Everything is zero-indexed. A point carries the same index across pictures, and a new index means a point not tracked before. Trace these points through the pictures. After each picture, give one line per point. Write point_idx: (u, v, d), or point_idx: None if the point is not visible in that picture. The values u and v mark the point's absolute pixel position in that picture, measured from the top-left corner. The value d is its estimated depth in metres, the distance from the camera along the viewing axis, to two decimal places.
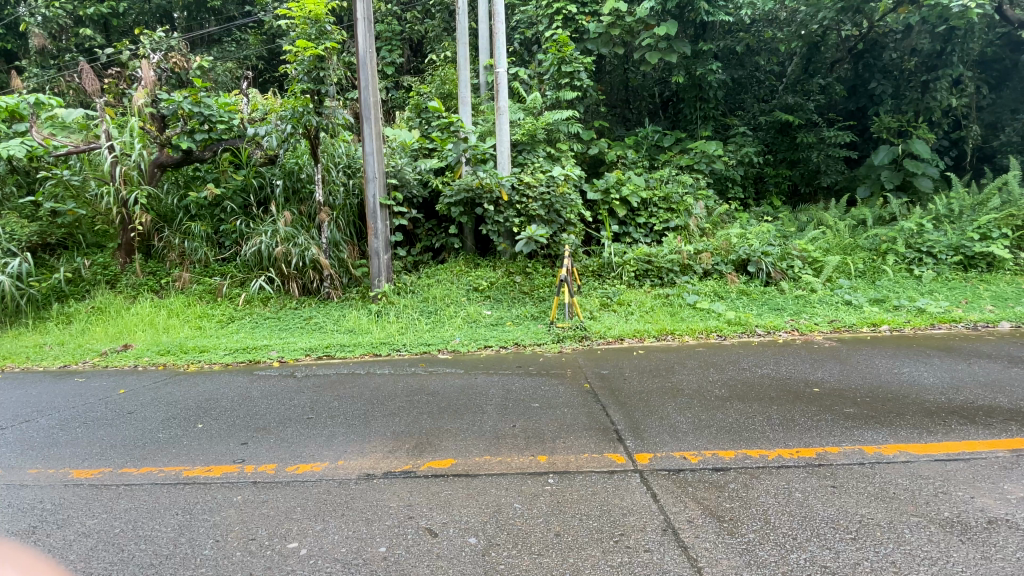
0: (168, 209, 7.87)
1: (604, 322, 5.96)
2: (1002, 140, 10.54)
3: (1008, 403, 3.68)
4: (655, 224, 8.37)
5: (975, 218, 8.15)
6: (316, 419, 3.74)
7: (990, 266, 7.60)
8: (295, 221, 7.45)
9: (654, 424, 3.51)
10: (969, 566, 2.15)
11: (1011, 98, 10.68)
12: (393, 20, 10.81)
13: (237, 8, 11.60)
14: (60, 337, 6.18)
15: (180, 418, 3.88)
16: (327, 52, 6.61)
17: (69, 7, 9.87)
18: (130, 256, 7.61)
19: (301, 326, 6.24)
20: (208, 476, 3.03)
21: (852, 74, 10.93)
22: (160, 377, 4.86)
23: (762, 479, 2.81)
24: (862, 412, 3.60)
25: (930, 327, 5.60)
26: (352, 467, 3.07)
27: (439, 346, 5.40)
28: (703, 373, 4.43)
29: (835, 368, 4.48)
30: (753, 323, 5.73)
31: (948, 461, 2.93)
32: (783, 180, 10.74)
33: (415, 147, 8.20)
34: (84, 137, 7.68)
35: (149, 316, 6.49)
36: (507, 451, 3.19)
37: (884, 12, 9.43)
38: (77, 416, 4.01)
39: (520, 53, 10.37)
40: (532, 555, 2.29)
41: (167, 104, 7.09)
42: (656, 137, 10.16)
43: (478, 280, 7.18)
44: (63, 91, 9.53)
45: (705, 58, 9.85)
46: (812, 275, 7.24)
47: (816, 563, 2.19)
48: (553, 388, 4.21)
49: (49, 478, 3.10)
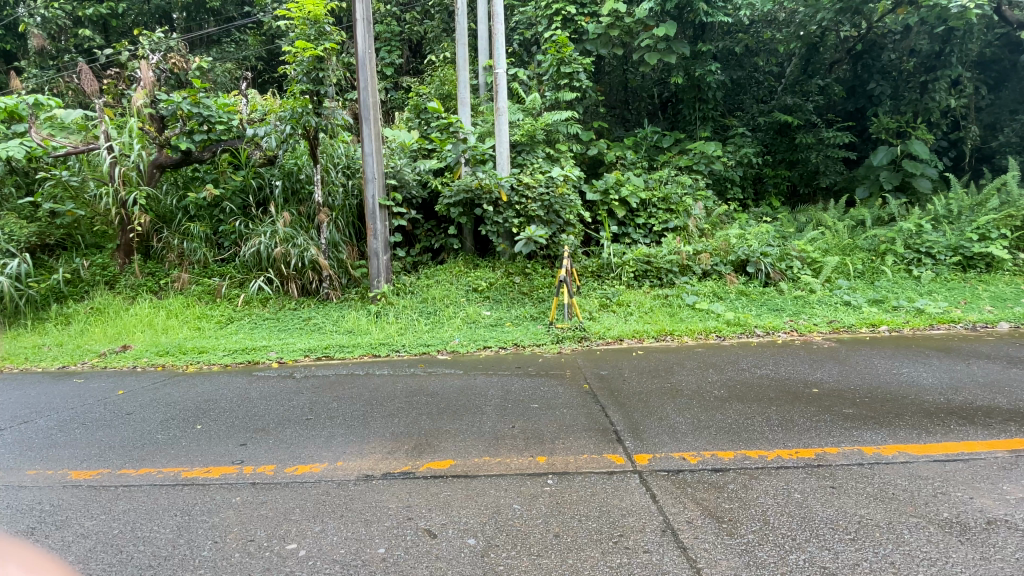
0: (167, 209, 7.88)
1: (603, 323, 5.96)
2: (1001, 140, 10.56)
3: (1007, 404, 3.68)
4: (653, 225, 8.37)
5: (974, 219, 8.16)
6: (315, 421, 3.73)
7: (989, 267, 7.61)
8: (294, 222, 7.44)
9: (653, 424, 3.51)
10: (968, 566, 2.15)
11: (1010, 99, 10.69)
12: (392, 21, 10.82)
13: (236, 8, 11.60)
14: (59, 338, 6.17)
15: (178, 419, 3.87)
16: (326, 53, 6.62)
17: (68, 8, 9.86)
18: (129, 256, 7.61)
19: (300, 327, 6.23)
20: (207, 477, 3.03)
21: (851, 75, 10.96)
22: (158, 379, 4.85)
23: (760, 481, 2.81)
24: (861, 412, 3.60)
25: (929, 328, 5.61)
26: (351, 468, 3.07)
27: (437, 347, 5.39)
28: (702, 374, 4.43)
29: (834, 368, 4.48)
30: (752, 323, 5.73)
31: (947, 461, 2.93)
32: (782, 181, 10.75)
33: (414, 148, 8.20)
34: (83, 138, 7.68)
35: (148, 317, 6.49)
36: (506, 452, 3.18)
37: (882, 13, 9.44)
38: (76, 417, 4.01)
39: (519, 54, 10.37)
40: (530, 556, 2.29)
41: (167, 105, 7.13)
42: (654, 138, 10.18)
43: (477, 281, 7.18)
44: (61, 91, 9.52)
45: (704, 59, 9.87)
46: (811, 275, 7.25)
47: (815, 564, 2.19)
48: (552, 389, 4.21)
49: (47, 479, 3.10)
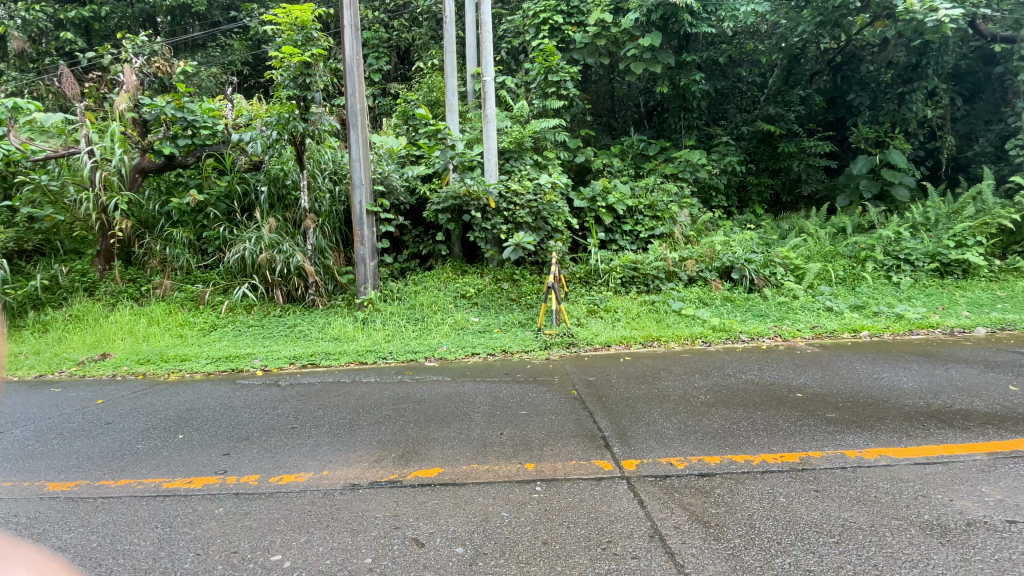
0: (149, 215, 7.78)
1: (592, 329, 5.98)
2: (975, 150, 10.82)
3: (985, 407, 3.77)
4: (640, 232, 8.45)
5: (950, 227, 8.35)
6: (300, 430, 3.68)
7: (966, 274, 7.84)
8: (279, 228, 7.38)
9: (640, 430, 3.54)
10: (950, 568, 2.19)
11: (984, 110, 10.98)
12: (380, 28, 10.84)
13: (222, 13, 11.61)
14: (35, 346, 6.04)
15: (160, 429, 3.80)
16: (313, 59, 6.55)
17: (50, 11, 9.73)
18: (109, 262, 7.50)
19: (285, 334, 6.17)
20: (189, 488, 2.97)
21: (831, 86, 11.30)
22: (138, 387, 4.76)
23: (747, 485, 2.84)
24: (843, 416, 3.66)
25: (908, 333, 5.72)
26: (336, 477, 3.04)
27: (425, 354, 5.37)
28: (688, 380, 4.48)
29: (816, 373, 4.55)
30: (737, 329, 5.82)
31: (926, 464, 2.99)
32: (765, 189, 10.94)
33: (402, 154, 8.15)
34: (63, 142, 7.59)
35: (129, 324, 6.38)
36: (494, 460, 3.17)
37: (861, 26, 9.70)
38: (52, 427, 3.91)
39: (507, 62, 10.55)
40: (519, 564, 2.29)
41: (150, 109, 6.97)
42: (641, 146, 10.27)
43: (464, 287, 7.18)
44: (41, 94, 9.30)
45: (688, 69, 10.08)
46: (794, 282, 7.37)
47: (800, 567, 2.22)
48: (540, 395, 4.21)
49: (23, 491, 3.02)
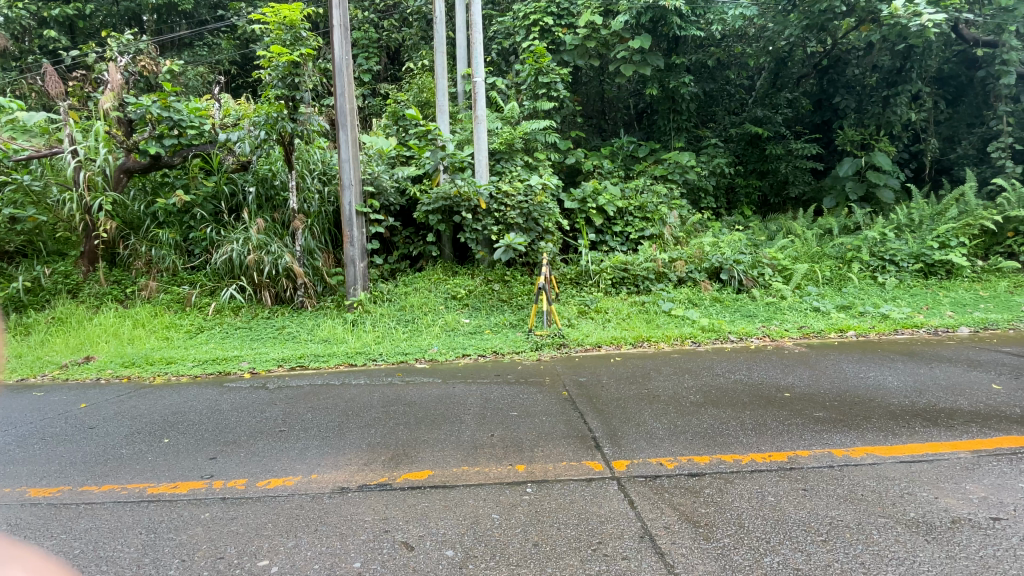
0: (134, 215, 7.67)
1: (582, 330, 5.97)
2: (958, 153, 10.99)
3: (968, 405, 3.83)
4: (630, 233, 8.49)
5: (934, 227, 8.49)
6: (288, 433, 3.65)
7: (949, 274, 7.96)
8: (268, 228, 7.32)
9: (631, 431, 3.54)
10: (935, 565, 2.22)
11: (966, 113, 11.18)
12: (369, 28, 10.81)
13: (209, 12, 11.54)
14: (16, 349, 5.92)
15: (145, 433, 3.75)
16: (301, 58, 6.47)
17: (32, 8, 9.62)
18: (93, 264, 7.42)
19: (273, 336, 6.13)
20: (174, 493, 2.94)
21: (817, 88, 11.51)
22: (123, 391, 4.70)
23: (736, 485, 2.86)
24: (831, 416, 3.70)
25: (894, 333, 5.79)
26: (325, 481, 3.01)
27: (416, 355, 5.36)
28: (678, 379, 4.51)
29: (805, 373, 4.58)
30: (725, 330, 5.85)
31: (912, 463, 3.03)
32: (753, 191, 11.07)
33: (392, 155, 8.11)
34: (46, 141, 7.45)
35: (113, 327, 6.28)
36: (484, 461, 3.17)
37: (847, 30, 9.82)
38: (34, 432, 3.85)
39: (498, 63, 10.54)
40: (509, 566, 2.28)
41: (135, 108, 6.86)
42: (630, 148, 10.37)
43: (455, 288, 7.17)
44: (24, 93, 9.09)
45: (677, 71, 10.10)
46: (781, 282, 7.44)
47: (789, 565, 2.24)
48: (531, 396, 4.22)
49: (3, 497, 2.96)
